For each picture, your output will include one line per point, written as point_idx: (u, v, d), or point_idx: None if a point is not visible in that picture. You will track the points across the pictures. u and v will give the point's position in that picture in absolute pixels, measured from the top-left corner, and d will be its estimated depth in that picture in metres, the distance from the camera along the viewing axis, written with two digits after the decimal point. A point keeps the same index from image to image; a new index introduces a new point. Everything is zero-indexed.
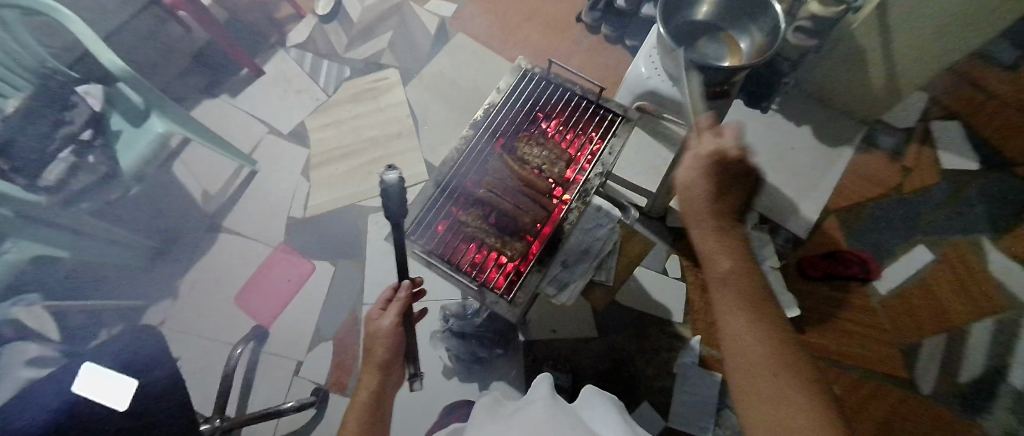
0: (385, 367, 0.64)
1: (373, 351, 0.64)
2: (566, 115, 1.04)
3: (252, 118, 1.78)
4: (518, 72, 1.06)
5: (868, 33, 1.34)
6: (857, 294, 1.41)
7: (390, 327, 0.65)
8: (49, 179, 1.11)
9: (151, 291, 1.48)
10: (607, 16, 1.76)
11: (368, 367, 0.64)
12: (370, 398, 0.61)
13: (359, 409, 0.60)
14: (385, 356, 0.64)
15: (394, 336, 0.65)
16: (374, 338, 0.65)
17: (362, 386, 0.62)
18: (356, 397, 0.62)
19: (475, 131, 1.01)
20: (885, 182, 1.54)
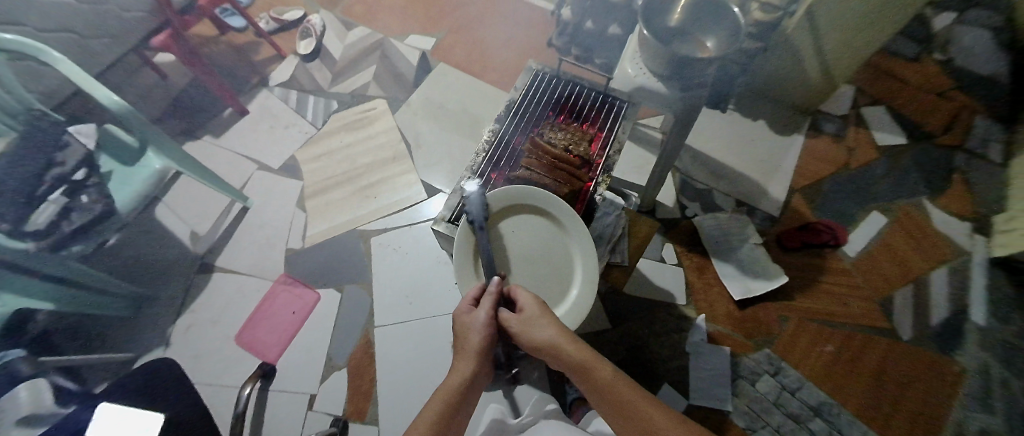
0: (480, 356, 0.72)
1: (470, 341, 0.72)
2: (578, 103, 1.19)
3: (238, 155, 1.76)
4: (530, 73, 1.23)
5: (800, 37, 1.53)
6: (832, 259, 1.52)
7: (483, 323, 0.72)
8: (38, 222, 1.05)
9: (142, 340, 1.39)
10: (576, 38, 1.92)
11: (464, 355, 0.72)
12: (464, 384, 0.69)
13: (447, 394, 0.66)
14: (480, 347, 0.72)
15: (486, 328, 0.72)
16: (467, 331, 0.73)
17: (456, 372, 0.70)
18: (450, 381, 0.69)
19: (501, 125, 1.14)
20: (837, 160, 1.72)
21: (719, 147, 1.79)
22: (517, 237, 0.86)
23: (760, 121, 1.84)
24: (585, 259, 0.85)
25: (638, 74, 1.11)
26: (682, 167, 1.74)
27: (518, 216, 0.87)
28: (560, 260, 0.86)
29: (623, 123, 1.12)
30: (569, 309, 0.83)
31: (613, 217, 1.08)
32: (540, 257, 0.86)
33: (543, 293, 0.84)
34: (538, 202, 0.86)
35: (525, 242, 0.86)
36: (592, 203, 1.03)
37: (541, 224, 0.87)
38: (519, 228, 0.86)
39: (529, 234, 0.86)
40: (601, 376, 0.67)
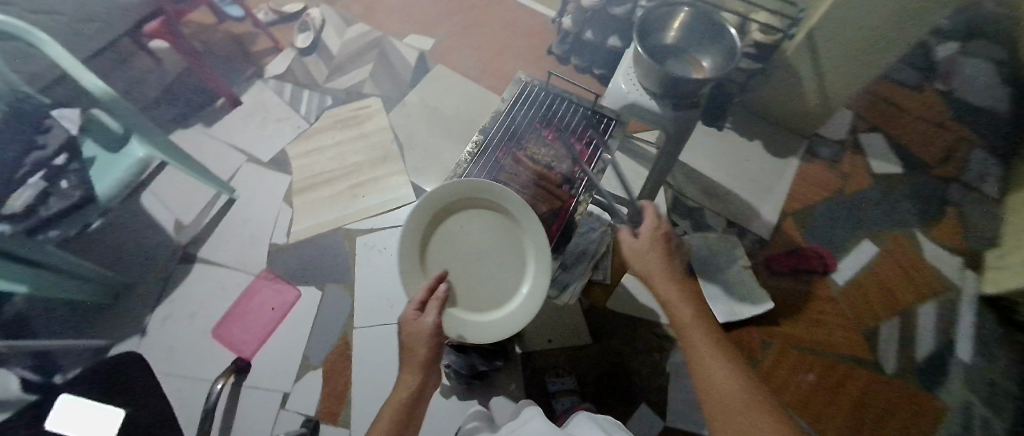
0: (428, 367, 0.69)
1: (416, 351, 0.68)
2: (565, 117, 1.13)
3: (228, 146, 1.75)
4: (519, 82, 1.17)
5: (800, 60, 1.53)
6: (819, 286, 1.51)
7: (434, 329, 0.69)
8: (15, 205, 1.03)
9: (115, 329, 1.35)
10: (575, 48, 1.91)
11: (410, 367, 0.68)
12: (411, 397, 0.67)
13: (395, 408, 0.66)
14: (428, 358, 0.69)
15: (434, 334, 0.69)
16: (415, 339, 0.69)
17: (402, 385, 0.68)
18: (396, 395, 0.67)
19: (483, 136, 1.08)
20: (830, 186, 1.71)
21: (714, 166, 1.77)
22: (467, 232, 0.84)
23: (756, 142, 1.83)
24: (540, 258, 0.84)
25: (631, 89, 1.11)
26: (674, 184, 1.73)
27: (468, 211, 0.84)
28: (512, 256, 0.86)
29: (611, 142, 1.06)
30: (522, 307, 0.83)
31: (598, 234, 1.16)
32: (492, 249, 0.84)
33: (494, 287, 0.85)
34: (489, 195, 0.81)
35: (476, 237, 0.84)
36: (572, 221, 0.98)
37: (493, 219, 0.84)
38: (469, 222, 0.84)
39: (480, 230, 0.84)
40: (679, 311, 0.84)
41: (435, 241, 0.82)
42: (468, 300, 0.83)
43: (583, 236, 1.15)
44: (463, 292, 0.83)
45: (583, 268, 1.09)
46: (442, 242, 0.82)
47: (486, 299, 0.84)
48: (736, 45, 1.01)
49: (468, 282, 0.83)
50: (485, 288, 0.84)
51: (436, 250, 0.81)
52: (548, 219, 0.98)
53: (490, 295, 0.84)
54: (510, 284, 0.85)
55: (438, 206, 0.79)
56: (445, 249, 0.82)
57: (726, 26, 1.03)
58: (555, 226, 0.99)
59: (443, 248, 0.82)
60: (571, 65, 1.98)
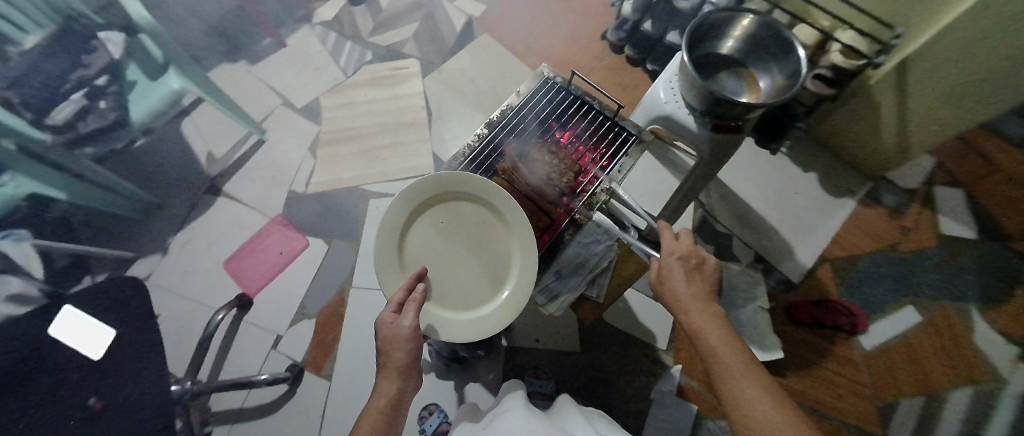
0: (407, 373, 0.65)
1: (394, 356, 0.65)
2: (580, 125, 1.14)
3: (267, 88, 1.78)
4: (540, 79, 1.18)
5: (884, 91, 1.33)
6: (840, 345, 1.38)
7: (412, 331, 0.66)
8: (57, 118, 1.10)
9: (144, 245, 1.48)
10: (631, 37, 1.76)
11: (387, 373, 0.64)
12: (390, 407, 0.62)
13: (371, 417, 0.61)
14: (407, 363, 0.65)
15: (412, 337, 0.66)
16: (393, 342, 0.66)
17: (380, 393, 0.63)
18: (374, 404, 0.62)
19: (489, 131, 1.10)
20: (884, 238, 1.52)
21: (754, 192, 1.62)
22: (448, 227, 0.82)
23: (810, 174, 1.65)
24: (524, 254, 0.82)
25: (669, 99, 1.04)
26: (706, 203, 1.61)
27: (449, 205, 0.83)
28: (496, 252, 0.83)
29: (622, 160, 1.05)
30: (506, 308, 0.80)
31: (603, 246, 0.99)
32: (474, 247, 0.83)
33: (477, 284, 0.83)
34: (468, 189, 0.81)
35: (458, 233, 0.82)
36: (561, 239, 0.99)
37: (475, 213, 0.83)
38: (450, 217, 0.83)
39: (461, 224, 0.83)
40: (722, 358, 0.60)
41: (415, 237, 0.81)
42: (449, 297, 0.81)
43: (584, 245, 1.00)
44: (445, 289, 0.81)
45: (578, 281, 0.98)
46: (421, 238, 0.81)
47: (468, 296, 0.82)
48: (803, 69, 0.94)
49: (448, 279, 0.82)
50: (467, 287, 0.82)
51: (416, 247, 0.81)
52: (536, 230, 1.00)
53: (472, 292, 0.82)
54: (492, 281, 0.83)
55: (416, 200, 0.80)
56: (425, 246, 0.81)
57: (797, 45, 0.95)
58: (544, 237, 1.00)
59: (423, 244, 0.81)
60: (623, 56, 1.84)
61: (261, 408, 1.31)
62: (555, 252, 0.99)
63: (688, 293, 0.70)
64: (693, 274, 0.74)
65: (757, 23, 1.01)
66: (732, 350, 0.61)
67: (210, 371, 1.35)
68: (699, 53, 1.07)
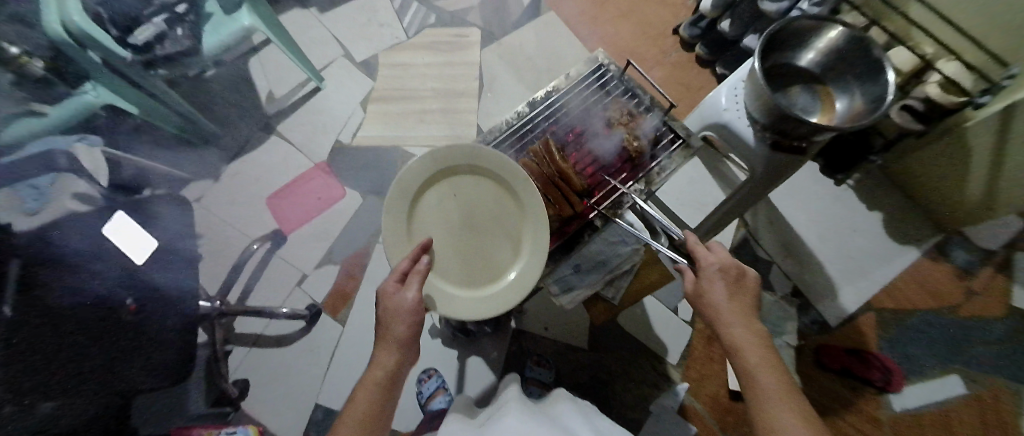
0: (404, 345, 0.67)
1: (394, 327, 0.66)
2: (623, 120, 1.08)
3: (331, 37, 1.82)
4: (594, 64, 1.12)
5: (983, 135, 1.17)
6: (865, 400, 1.29)
7: (415, 303, 0.67)
8: (139, 38, 1.20)
9: (198, 169, 1.59)
10: (705, 36, 1.64)
11: (387, 343, 0.66)
12: (386, 377, 0.65)
13: (372, 385, 0.63)
14: (407, 335, 0.67)
15: (415, 309, 0.67)
16: (396, 312, 0.67)
17: (378, 364, 0.65)
18: (371, 373, 0.64)
19: (530, 110, 1.09)
20: (943, 298, 1.37)
21: (806, 221, 1.50)
22: (458, 200, 0.81)
23: (873, 213, 1.51)
24: (533, 238, 0.80)
25: (730, 107, 0.98)
26: (751, 224, 1.51)
27: (461, 179, 0.81)
28: (504, 232, 0.82)
29: (664, 161, 0.98)
30: (511, 293, 0.79)
31: (629, 247, 0.97)
32: (483, 222, 0.81)
33: (481, 263, 0.81)
34: (485, 163, 0.78)
35: (468, 207, 0.81)
36: (581, 234, 0.95)
37: (486, 190, 0.81)
38: (461, 192, 0.81)
39: (471, 199, 0.81)
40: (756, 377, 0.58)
41: (425, 207, 0.79)
42: (454, 273, 0.80)
43: (609, 243, 0.98)
44: (450, 264, 0.80)
45: (595, 279, 0.98)
46: (431, 209, 0.80)
47: (473, 273, 0.81)
48: (891, 95, 0.85)
49: (454, 254, 0.80)
50: (472, 264, 0.81)
51: (425, 218, 0.79)
52: (558, 222, 0.95)
53: (477, 269, 0.81)
54: (499, 262, 0.81)
55: (430, 169, 0.78)
56: (435, 217, 0.80)
57: (890, 67, 0.86)
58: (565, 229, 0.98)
59: (432, 216, 0.79)
60: (692, 54, 1.73)
61: (279, 339, 1.40)
62: (569, 249, 0.96)
63: (728, 306, 0.65)
64: (734, 285, 0.69)
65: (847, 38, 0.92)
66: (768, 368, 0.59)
67: (239, 294, 1.45)
68: (773, 62, 1.00)
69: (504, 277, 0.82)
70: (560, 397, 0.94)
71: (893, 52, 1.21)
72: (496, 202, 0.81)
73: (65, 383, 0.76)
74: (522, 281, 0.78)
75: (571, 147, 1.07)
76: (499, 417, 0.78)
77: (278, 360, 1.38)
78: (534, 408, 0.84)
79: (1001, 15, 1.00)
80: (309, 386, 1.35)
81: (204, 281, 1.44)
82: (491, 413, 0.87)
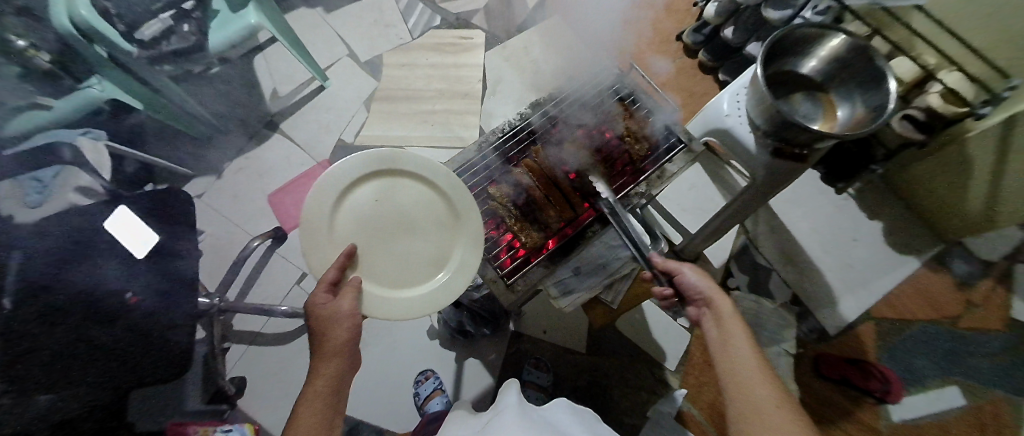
0: (347, 351, 0.66)
1: (332, 335, 0.66)
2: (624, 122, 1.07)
3: (336, 37, 1.83)
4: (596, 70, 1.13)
5: (984, 145, 1.18)
6: (865, 410, 1.28)
7: (350, 311, 0.67)
8: (146, 33, 1.26)
9: (201, 165, 1.60)
10: (708, 42, 1.65)
11: (325, 353, 0.65)
12: (328, 386, 0.63)
13: (315, 398, 0.62)
14: (346, 341, 0.66)
15: (352, 316, 0.67)
16: (329, 322, 0.66)
17: (317, 376, 0.64)
18: (313, 386, 0.63)
19: (531, 113, 1.10)
20: (943, 308, 1.37)
21: (806, 229, 1.50)
22: (381, 203, 0.75)
23: (874, 222, 1.51)
24: (467, 236, 0.76)
25: (732, 112, 0.99)
26: (751, 230, 1.51)
27: (381, 181, 0.75)
28: (434, 232, 0.77)
29: (665, 165, 0.99)
30: (447, 290, 0.75)
31: (630, 252, 0.96)
32: (411, 223, 0.76)
33: (413, 265, 0.76)
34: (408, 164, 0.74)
35: (392, 208, 0.75)
36: (582, 235, 0.96)
37: (410, 191, 0.76)
38: (383, 195, 0.75)
39: (395, 202, 0.75)
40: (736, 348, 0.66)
41: (347, 214, 0.73)
42: (384, 277, 0.74)
43: (609, 246, 0.97)
44: (379, 268, 0.74)
45: (594, 282, 0.98)
46: (354, 215, 0.73)
47: (407, 273, 0.75)
48: (891, 103, 0.85)
49: (382, 258, 0.74)
50: (402, 267, 0.75)
51: (348, 224, 0.73)
52: (559, 224, 0.96)
53: (408, 271, 0.75)
54: (431, 262, 0.76)
55: (345, 177, 0.72)
56: (357, 222, 0.73)
57: (890, 75, 0.86)
58: (565, 230, 0.97)
59: (354, 221, 0.73)
60: (695, 61, 1.74)
61: (277, 337, 1.40)
62: (569, 251, 0.95)
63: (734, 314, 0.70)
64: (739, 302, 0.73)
65: (849, 46, 0.93)
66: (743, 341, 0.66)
67: (238, 291, 1.45)
68: (775, 69, 1.01)
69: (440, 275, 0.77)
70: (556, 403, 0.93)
71: (896, 63, 1.24)
72: (424, 201, 0.77)
73: (66, 375, 0.76)
74: (459, 277, 0.75)
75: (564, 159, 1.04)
76: (495, 423, 0.75)
77: (276, 358, 1.38)
78: (531, 412, 0.82)
79: (1007, 27, 1.01)
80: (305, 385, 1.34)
81: (204, 278, 1.44)
82: (488, 416, 0.85)
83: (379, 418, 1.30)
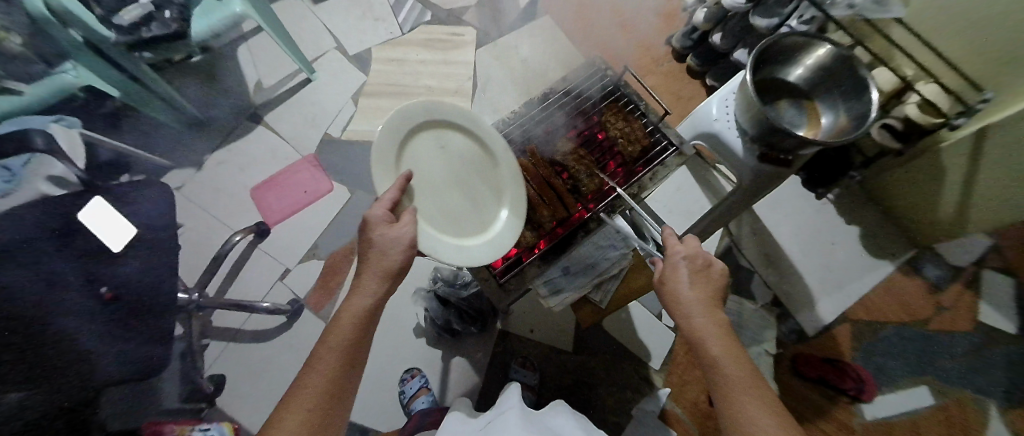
0: (391, 280, 0.65)
1: (389, 257, 0.64)
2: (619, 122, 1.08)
3: (324, 29, 1.80)
4: (591, 69, 1.13)
5: (955, 154, 1.23)
6: (839, 409, 1.32)
7: (409, 241, 0.64)
8: (125, 18, 1.20)
9: (181, 157, 1.55)
10: (697, 47, 1.67)
11: (373, 272, 0.64)
12: (367, 309, 0.62)
13: (354, 320, 0.61)
14: (397, 269, 0.65)
15: (409, 246, 0.65)
16: (386, 247, 0.63)
17: (359, 293, 0.63)
18: (349, 307, 0.62)
19: (526, 112, 1.11)
20: (915, 311, 1.42)
21: (787, 233, 1.54)
22: (442, 153, 0.76)
23: (852, 227, 1.55)
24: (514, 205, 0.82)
25: (720, 118, 1.00)
26: (735, 233, 1.54)
27: (446, 132, 0.77)
28: (483, 193, 0.81)
29: (657, 168, 1.00)
30: (489, 247, 0.79)
31: (618, 252, 0.97)
32: (466, 179, 0.79)
33: (459, 217, 0.78)
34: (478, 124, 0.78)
35: (451, 160, 0.77)
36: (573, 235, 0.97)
37: (470, 152, 0.79)
38: (445, 145, 0.76)
39: (454, 155, 0.77)
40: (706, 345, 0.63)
41: (409, 153, 0.72)
42: (435, 222, 0.75)
43: (599, 247, 0.98)
44: (433, 212, 0.75)
45: (584, 282, 0.97)
46: (416, 157, 0.73)
47: (455, 224, 0.78)
48: (873, 113, 0.88)
49: (435, 203, 0.75)
50: (450, 217, 0.77)
51: (410, 162, 0.72)
52: (551, 223, 0.97)
53: (455, 223, 0.78)
54: (476, 220, 0.80)
55: (421, 115, 0.71)
56: (419, 162, 0.73)
57: (874, 86, 0.89)
58: (557, 230, 0.99)
59: (417, 160, 0.73)
60: (684, 65, 1.76)
61: (258, 334, 1.37)
62: (561, 251, 0.97)
63: (693, 302, 0.67)
64: (705, 282, 0.70)
65: (835, 56, 0.95)
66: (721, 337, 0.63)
67: (218, 287, 1.41)
68: (764, 75, 1.03)
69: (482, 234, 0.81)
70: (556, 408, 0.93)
71: (876, 72, 1.27)
72: (480, 162, 0.80)
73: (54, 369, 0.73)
74: (501, 239, 0.80)
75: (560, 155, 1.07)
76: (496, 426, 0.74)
77: (257, 356, 1.35)
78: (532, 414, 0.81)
79: (983, 44, 1.04)
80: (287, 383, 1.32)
81: (182, 273, 1.40)
82: (487, 419, 0.84)
83: (363, 418, 1.28)
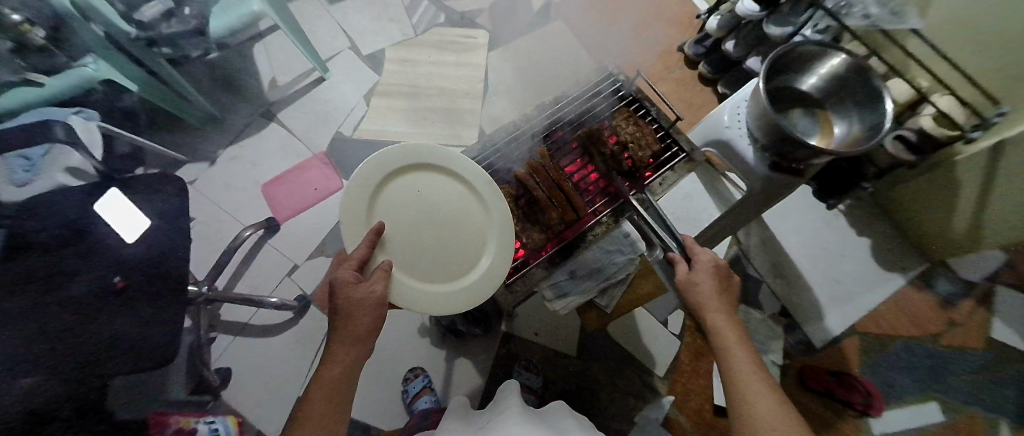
0: (365, 340, 0.66)
1: (357, 319, 0.65)
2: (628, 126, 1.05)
3: (339, 29, 1.82)
4: (602, 74, 1.14)
5: (971, 170, 1.22)
6: (846, 422, 1.31)
7: (379, 297, 0.67)
8: (145, 14, 1.20)
9: (195, 151, 1.58)
10: (709, 54, 1.67)
11: (345, 339, 0.65)
12: (344, 374, 0.63)
13: (328, 385, 0.62)
14: (369, 327, 0.66)
15: (378, 304, 0.67)
16: (355, 305, 0.66)
17: (334, 359, 0.64)
18: (327, 370, 0.63)
19: (537, 114, 1.11)
20: (925, 325, 1.40)
21: (796, 243, 1.53)
22: (422, 196, 0.79)
23: (862, 239, 1.54)
24: (501, 239, 0.80)
25: (732, 124, 1.00)
26: (743, 242, 1.53)
27: (427, 174, 0.80)
28: (468, 230, 0.80)
29: (666, 173, 1.01)
30: (479, 286, 0.78)
31: (625, 257, 0.97)
32: (447, 219, 0.79)
33: (443, 260, 0.78)
34: (451, 164, 0.79)
35: (429, 203, 0.78)
36: (581, 238, 0.98)
37: (449, 191, 0.80)
38: (426, 187, 0.79)
39: (434, 197, 0.79)
40: (724, 344, 0.67)
41: (385, 202, 0.77)
42: (416, 268, 0.77)
43: (606, 252, 0.98)
44: (410, 261, 0.76)
45: (589, 286, 0.97)
46: (392, 206, 0.77)
47: (438, 269, 0.78)
48: (888, 124, 0.87)
49: (411, 250, 0.77)
50: (434, 262, 0.78)
51: (385, 212, 0.77)
52: (560, 224, 0.96)
53: (439, 266, 0.78)
54: (464, 260, 0.79)
55: (394, 164, 0.77)
56: (395, 210, 0.77)
57: (888, 97, 0.89)
58: (566, 233, 1.00)
59: (394, 208, 0.77)
60: (695, 72, 1.76)
61: (265, 329, 1.38)
62: (568, 253, 0.97)
63: (712, 296, 0.72)
64: (720, 281, 0.75)
65: (848, 66, 0.95)
66: (738, 341, 0.67)
67: (227, 280, 1.43)
68: (777, 84, 1.03)
69: (470, 274, 0.79)
70: (559, 410, 0.95)
71: (892, 83, 1.26)
72: (461, 198, 0.80)
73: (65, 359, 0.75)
74: (491, 276, 0.78)
75: (570, 155, 1.07)
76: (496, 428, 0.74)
77: (263, 350, 1.36)
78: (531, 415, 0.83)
79: (1001, 57, 1.03)
80: (293, 378, 1.33)
81: (193, 266, 1.42)
82: (490, 418, 0.86)
83: (365, 416, 1.29)
